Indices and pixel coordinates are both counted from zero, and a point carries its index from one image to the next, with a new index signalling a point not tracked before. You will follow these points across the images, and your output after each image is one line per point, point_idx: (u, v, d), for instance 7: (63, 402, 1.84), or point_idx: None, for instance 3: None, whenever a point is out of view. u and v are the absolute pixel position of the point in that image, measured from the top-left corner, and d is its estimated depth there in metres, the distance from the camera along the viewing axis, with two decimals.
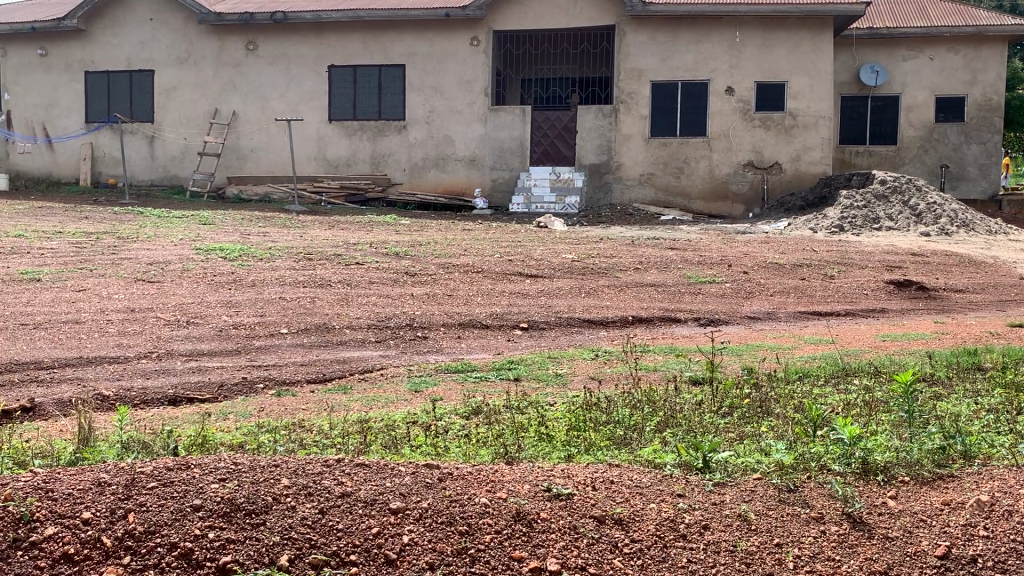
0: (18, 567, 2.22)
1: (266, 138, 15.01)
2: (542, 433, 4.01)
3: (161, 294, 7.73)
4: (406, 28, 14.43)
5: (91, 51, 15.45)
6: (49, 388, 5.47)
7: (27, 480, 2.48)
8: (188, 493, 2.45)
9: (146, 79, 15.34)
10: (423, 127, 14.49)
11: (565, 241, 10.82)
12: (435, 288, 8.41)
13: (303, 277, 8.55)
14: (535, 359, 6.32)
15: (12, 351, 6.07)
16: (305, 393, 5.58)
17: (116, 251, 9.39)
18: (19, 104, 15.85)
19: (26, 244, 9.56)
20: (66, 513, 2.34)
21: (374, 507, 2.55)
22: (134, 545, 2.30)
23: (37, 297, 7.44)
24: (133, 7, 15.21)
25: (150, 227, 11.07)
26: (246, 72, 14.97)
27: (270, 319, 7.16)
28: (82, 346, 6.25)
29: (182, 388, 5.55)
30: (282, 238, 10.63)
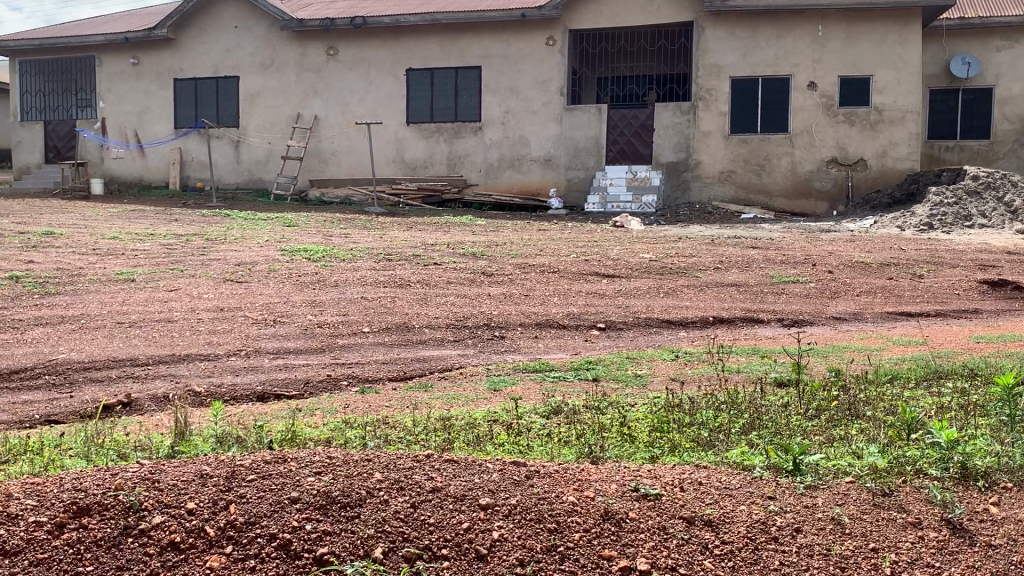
0: (129, 553, 2.29)
1: (346, 142, 15.30)
2: (626, 434, 3.98)
3: (249, 293, 7.96)
4: (482, 30, 14.53)
5: (180, 60, 16.00)
6: (145, 384, 5.68)
7: (134, 472, 2.58)
8: (286, 486, 2.52)
9: (232, 85, 15.81)
10: (499, 128, 14.55)
11: (643, 241, 10.73)
12: (512, 288, 8.43)
13: (384, 277, 8.68)
14: (615, 359, 6.28)
15: (109, 348, 6.33)
16: (388, 390, 5.67)
17: (205, 252, 9.70)
18: (112, 111, 16.48)
19: (121, 246, 9.96)
20: (172, 502, 2.42)
21: (464, 502, 2.58)
22: (235, 535, 2.36)
23: (132, 297, 7.73)
24: (220, 16, 15.70)
25: (237, 229, 11.41)
26: (327, 77, 15.30)
27: (353, 318, 7.29)
28: (175, 344, 6.47)
29: (270, 385, 5.70)
30: (362, 239, 10.82)
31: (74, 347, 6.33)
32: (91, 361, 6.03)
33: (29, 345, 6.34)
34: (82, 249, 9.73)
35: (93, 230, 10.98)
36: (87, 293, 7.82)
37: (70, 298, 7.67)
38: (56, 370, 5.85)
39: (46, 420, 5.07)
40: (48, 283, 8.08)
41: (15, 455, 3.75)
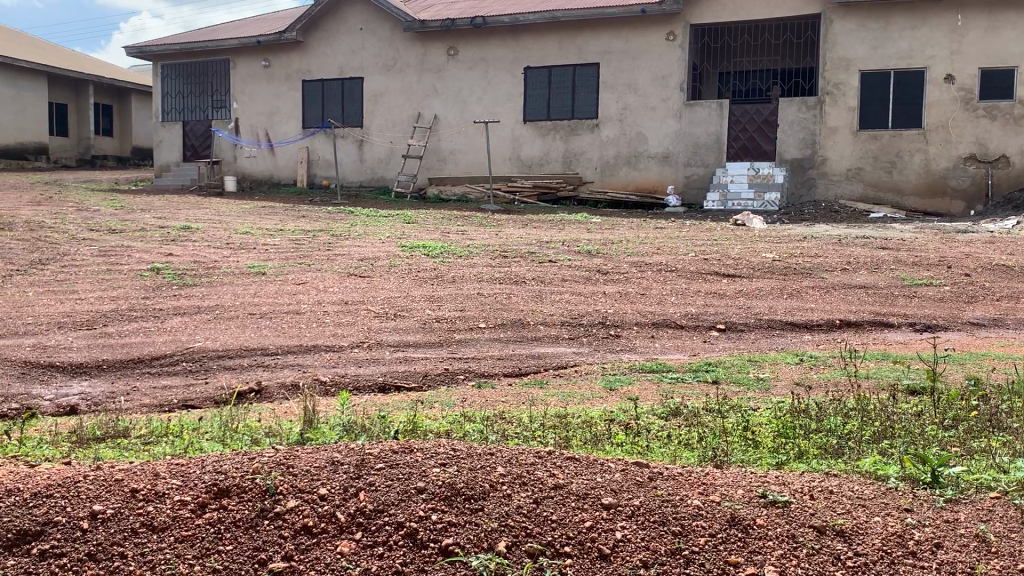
0: (266, 535, 2.36)
1: (464, 140, 15.51)
2: (748, 439, 3.87)
3: (371, 288, 8.18)
4: (601, 27, 14.43)
5: (308, 62, 16.60)
6: (274, 372, 5.93)
7: (270, 457, 2.68)
8: (412, 476, 2.57)
9: (356, 86, 16.29)
10: (617, 125, 14.43)
11: (765, 240, 10.42)
12: (629, 286, 8.35)
13: (500, 274, 8.74)
14: (735, 362, 6.12)
15: (242, 338, 6.62)
16: (503, 385, 5.71)
17: (331, 248, 10.01)
18: (245, 112, 17.25)
19: (252, 241, 10.40)
20: (305, 488, 2.50)
21: (586, 500, 2.57)
22: (364, 522, 2.41)
23: (263, 289, 8.07)
24: (346, 18, 16.19)
25: (360, 225, 11.75)
26: (447, 77, 15.55)
27: (469, 313, 7.38)
28: (302, 335, 6.71)
29: (391, 376, 5.84)
30: (479, 236, 10.94)
31: (209, 336, 6.65)
32: (225, 350, 6.32)
33: (168, 333, 6.70)
34: (216, 243, 10.23)
35: (226, 225, 11.52)
36: (221, 285, 8.21)
37: (205, 289, 8.06)
38: (192, 357, 6.16)
39: (184, 404, 5.36)
40: (186, 275, 8.52)
41: (158, 436, 3.96)
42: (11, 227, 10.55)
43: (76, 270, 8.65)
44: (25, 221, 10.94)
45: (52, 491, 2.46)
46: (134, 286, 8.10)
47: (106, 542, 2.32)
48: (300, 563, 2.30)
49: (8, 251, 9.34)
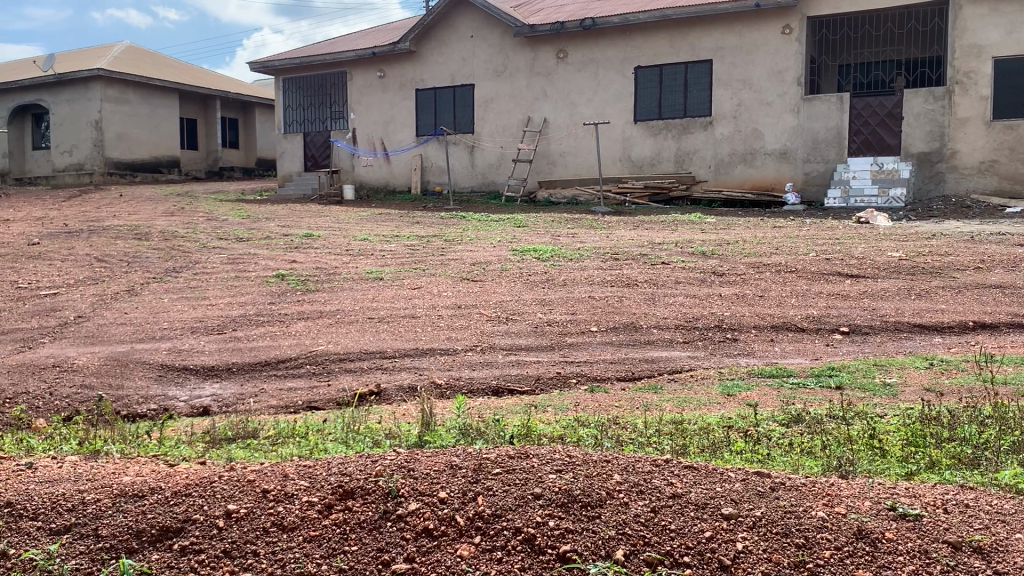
0: (388, 537, 2.42)
1: (575, 142, 15.50)
2: (875, 448, 3.72)
3: (484, 292, 8.28)
4: (713, 23, 14.16)
5: (421, 70, 16.97)
6: (392, 375, 6.08)
7: (392, 460, 2.76)
8: (529, 482, 2.59)
9: (468, 92, 16.54)
10: (731, 122, 14.11)
11: (890, 239, 9.98)
12: (745, 288, 8.16)
13: (612, 277, 8.70)
14: (860, 366, 5.89)
15: (361, 341, 6.83)
16: (617, 390, 5.68)
17: (444, 252, 10.20)
18: (361, 121, 17.77)
19: (369, 247, 10.70)
20: (425, 491, 2.55)
21: (706, 510, 2.53)
22: (483, 526, 2.44)
23: (380, 294, 8.29)
24: (457, 26, 16.47)
25: (472, 230, 11.93)
26: (557, 80, 15.59)
27: (581, 317, 7.38)
28: (418, 339, 6.86)
29: (504, 380, 5.90)
30: (590, 239, 10.92)
31: (331, 340, 6.89)
32: (345, 352, 6.53)
33: (293, 337, 6.98)
34: (336, 249, 10.58)
35: (345, 232, 11.91)
36: (341, 290, 8.48)
37: (327, 294, 8.34)
38: (315, 360, 6.39)
39: (308, 406, 5.58)
40: (308, 281, 8.85)
41: (285, 438, 4.13)
42: (148, 237, 11.21)
43: (208, 277, 9.12)
44: (160, 231, 11.60)
45: (190, 490, 2.59)
46: (261, 291, 8.47)
47: (240, 540, 2.41)
48: (422, 564, 2.34)
49: (146, 260, 9.92)
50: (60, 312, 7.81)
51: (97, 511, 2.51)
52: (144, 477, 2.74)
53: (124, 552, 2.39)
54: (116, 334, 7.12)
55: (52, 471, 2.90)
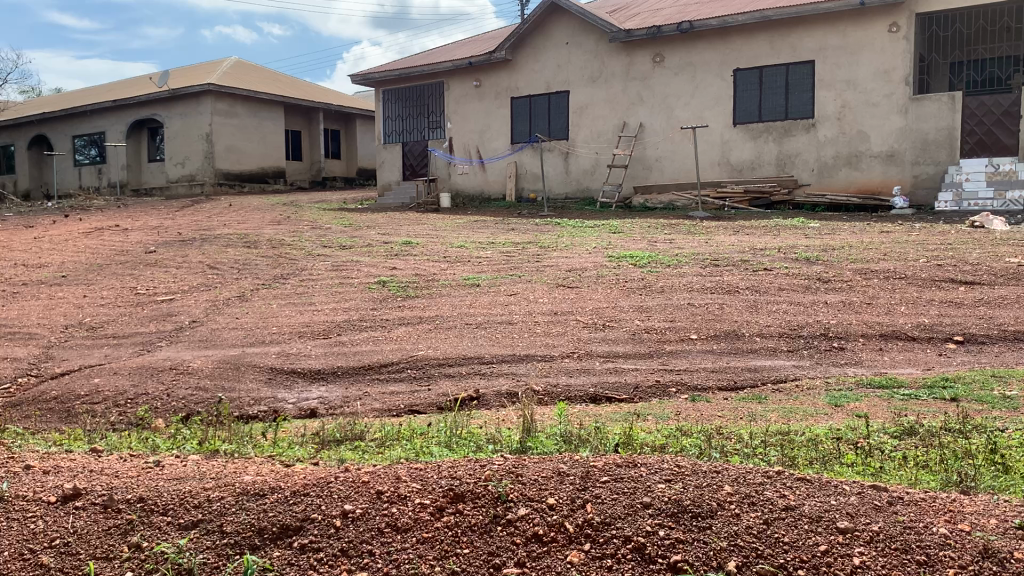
0: (498, 541, 2.46)
1: (672, 147, 15.33)
2: (996, 463, 3.54)
3: (581, 298, 8.27)
4: (815, 23, 13.79)
5: (516, 78, 17.11)
6: (491, 380, 6.14)
7: (501, 464, 2.80)
8: (638, 491, 2.59)
9: (563, 99, 16.58)
10: (834, 124, 13.72)
11: (1009, 243, 9.51)
12: (852, 295, 7.91)
13: (712, 284, 8.56)
14: (976, 377, 5.63)
15: (460, 347, 6.92)
16: (719, 400, 5.60)
17: (540, 259, 10.23)
18: (458, 130, 18.04)
19: (467, 254, 10.84)
20: (534, 497, 2.58)
21: (821, 523, 2.47)
22: (593, 533, 2.45)
23: (478, 300, 8.39)
24: (552, 33, 16.54)
25: (567, 236, 11.95)
26: (653, 84, 15.47)
27: (680, 324, 7.29)
28: (515, 345, 6.91)
29: (602, 387, 5.89)
30: (689, 245, 10.78)
31: (431, 345, 7.00)
32: (445, 358, 6.63)
33: (395, 342, 7.13)
34: (435, 256, 10.75)
35: (443, 239, 12.09)
36: (440, 296, 8.62)
37: (426, 300, 8.49)
38: (416, 365, 6.52)
39: (411, 410, 5.70)
40: (408, 287, 9.03)
41: (391, 441, 4.22)
42: (256, 245, 11.63)
43: (313, 284, 9.40)
44: (267, 240, 12.02)
45: (308, 490, 2.68)
46: (363, 298, 8.68)
47: (355, 539, 2.48)
48: (532, 569, 2.36)
49: (255, 267, 10.30)
50: (176, 317, 8.18)
51: (221, 509, 2.62)
52: (263, 476, 2.86)
53: (247, 548, 2.49)
54: (228, 338, 7.42)
55: (178, 469, 3.06)
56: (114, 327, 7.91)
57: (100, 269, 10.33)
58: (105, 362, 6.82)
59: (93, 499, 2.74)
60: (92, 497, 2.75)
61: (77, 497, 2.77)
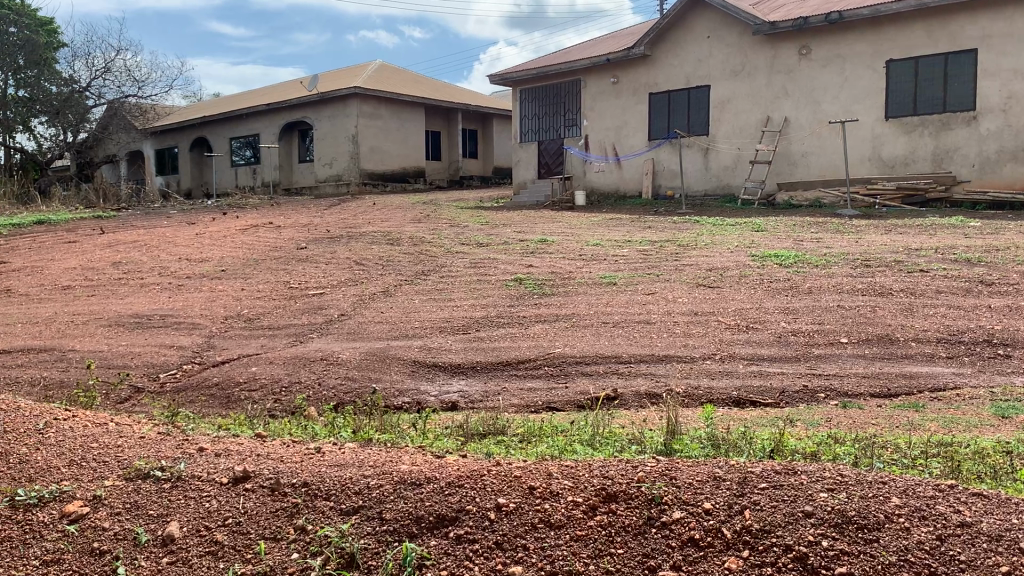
0: (653, 543, 2.43)
1: (818, 142, 14.74)
2: None
3: (722, 298, 8.08)
4: (979, 9, 12.93)
5: (655, 74, 16.90)
6: (630, 380, 6.09)
7: (653, 466, 2.76)
8: (799, 499, 2.50)
9: (703, 94, 16.24)
10: (999, 116, 12.84)
11: None
12: (1019, 299, 7.37)
13: (863, 285, 8.17)
14: None
15: (598, 345, 6.89)
16: (872, 407, 5.34)
17: (679, 258, 10.06)
18: (595, 127, 18.00)
19: (603, 252, 10.79)
20: (689, 501, 2.53)
21: (1001, 543, 2.31)
22: (751, 540, 2.39)
23: (615, 299, 8.32)
24: (693, 27, 16.22)
25: (707, 235, 11.70)
26: (799, 77, 14.93)
27: (829, 327, 7.00)
28: (654, 345, 6.82)
29: (746, 391, 5.73)
30: (837, 244, 10.34)
31: (568, 342, 7.01)
32: (583, 356, 6.62)
33: (533, 339, 7.17)
34: (571, 254, 10.76)
35: (579, 237, 12.06)
36: (577, 294, 8.60)
37: (562, 298, 8.50)
38: (554, 362, 6.54)
39: (549, 406, 5.73)
40: (545, 285, 9.06)
41: (533, 437, 4.24)
42: (399, 242, 11.98)
43: (452, 280, 9.58)
44: (409, 237, 12.36)
45: (461, 482, 2.74)
46: (501, 295, 8.77)
47: (510, 533, 2.51)
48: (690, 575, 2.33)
49: (398, 263, 10.60)
50: (326, 311, 8.54)
51: (380, 496, 2.71)
52: (418, 466, 2.94)
53: (406, 536, 2.55)
54: (373, 331, 7.67)
55: (339, 456, 3.18)
56: (269, 319, 8.33)
57: (255, 264, 10.90)
58: (261, 352, 7.18)
59: (261, 482, 2.89)
60: (260, 480, 2.91)
61: (246, 479, 2.93)
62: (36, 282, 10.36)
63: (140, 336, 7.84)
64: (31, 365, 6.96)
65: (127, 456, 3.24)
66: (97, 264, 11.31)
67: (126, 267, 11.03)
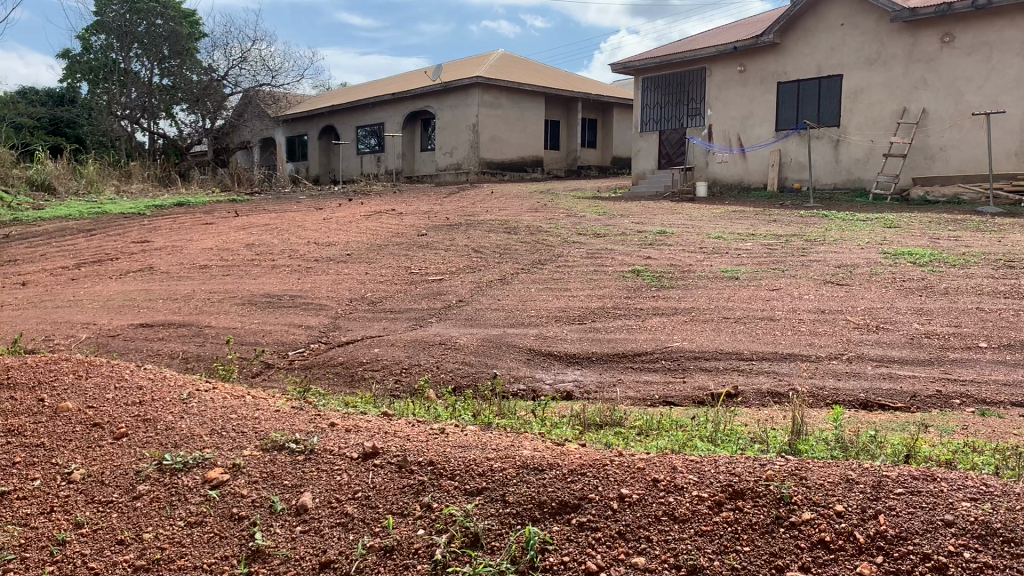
0: (781, 543, 2.38)
1: (959, 135, 13.98)
2: None
3: (851, 297, 7.78)
4: None
5: (784, 63, 16.36)
6: (750, 377, 5.95)
7: (782, 465, 2.70)
8: (938, 507, 2.40)
9: (835, 84, 15.62)
10: None
11: None
12: None
13: (1006, 287, 7.71)
14: None
15: (718, 341, 6.76)
16: (1013, 416, 5.03)
17: (806, 253, 9.75)
18: (719, 118, 17.62)
19: (725, 245, 10.56)
20: (820, 502, 2.46)
21: None
22: (887, 547, 2.32)
23: (737, 294, 8.15)
24: (826, 14, 15.60)
25: (836, 230, 11.29)
26: (940, 66, 14.17)
27: (967, 330, 6.64)
28: (777, 343, 6.64)
29: (874, 394, 5.51)
30: (977, 243, 9.80)
31: (686, 337, 6.91)
32: (701, 351, 6.51)
33: (649, 332, 7.10)
34: (691, 247, 10.59)
35: (699, 229, 11.84)
36: (696, 288, 8.46)
37: (681, 291, 8.37)
38: (671, 356, 6.45)
39: (665, 400, 5.67)
40: (664, 278, 8.95)
41: (652, 430, 4.19)
42: (516, 231, 12.07)
43: (569, 270, 9.59)
44: (526, 226, 12.44)
45: (584, 469, 2.74)
46: (618, 286, 8.72)
47: (633, 524, 2.51)
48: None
49: (515, 252, 10.70)
50: (445, 296, 8.71)
51: (503, 479, 2.75)
52: (541, 452, 2.97)
53: (529, 520, 2.59)
54: (490, 318, 7.77)
55: (463, 438, 3.24)
56: (392, 302, 8.56)
57: (379, 250, 11.20)
58: (384, 334, 7.40)
59: (389, 458, 2.99)
60: (388, 456, 3.00)
61: (375, 455, 3.03)
62: (175, 261, 10.97)
63: (271, 314, 8.21)
64: (171, 339, 7.39)
65: (264, 428, 3.40)
66: (231, 245, 11.87)
67: (259, 249, 11.54)
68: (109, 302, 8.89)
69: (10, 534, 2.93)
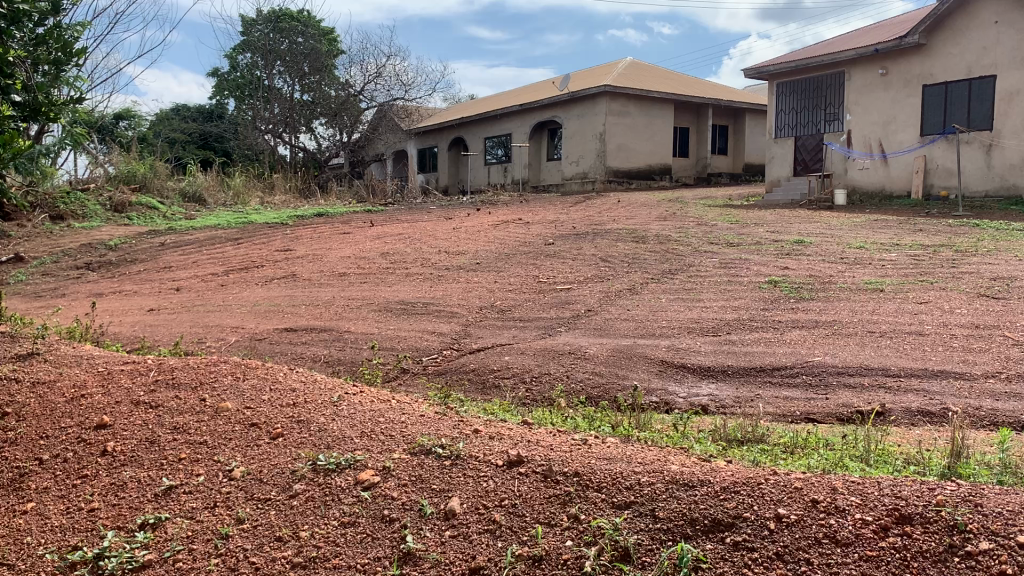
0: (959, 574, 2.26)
1: None
2: None
3: (1008, 311, 7.29)
4: None
5: (931, 64, 15.55)
6: (898, 395, 5.65)
7: (953, 490, 2.55)
8: None
9: (988, 85, 14.71)
10: None
11: None
12: None
13: None
14: None
15: (862, 355, 6.47)
16: None
17: (957, 264, 9.23)
18: (859, 122, 16.92)
19: (868, 256, 10.11)
20: (999, 532, 2.32)
21: None
22: None
23: (882, 307, 7.76)
24: (978, 11, 14.74)
25: (990, 240, 10.63)
26: None
27: None
28: (928, 359, 6.29)
29: None
30: None
31: (828, 351, 6.63)
32: (845, 366, 6.24)
33: (788, 345, 6.86)
34: (830, 257, 10.19)
35: (839, 239, 11.39)
36: (838, 300, 8.12)
37: (822, 303, 8.06)
38: (812, 371, 6.22)
39: (807, 417, 5.47)
40: (803, 289, 8.62)
41: (798, 449, 4.03)
42: (645, 240, 11.94)
43: (702, 280, 9.40)
44: (656, 235, 12.29)
45: (738, 487, 2.67)
46: (754, 297, 8.48)
47: (792, 545, 2.43)
48: None
49: (645, 261, 10.59)
50: (574, 305, 8.68)
51: (652, 494, 2.71)
52: (689, 467, 2.91)
53: (680, 537, 2.53)
54: (621, 328, 7.71)
55: (605, 449, 3.22)
56: (521, 310, 8.63)
57: (508, 258, 11.31)
58: (513, 342, 7.44)
59: (534, 467, 3.00)
60: (533, 465, 3.02)
61: (520, 464, 3.05)
62: (316, 269, 11.40)
63: (406, 321, 8.40)
64: (315, 343, 7.68)
65: (411, 432, 3.49)
66: (367, 253, 12.27)
67: (393, 258, 11.87)
68: (255, 307, 9.34)
69: (179, 526, 3.09)
